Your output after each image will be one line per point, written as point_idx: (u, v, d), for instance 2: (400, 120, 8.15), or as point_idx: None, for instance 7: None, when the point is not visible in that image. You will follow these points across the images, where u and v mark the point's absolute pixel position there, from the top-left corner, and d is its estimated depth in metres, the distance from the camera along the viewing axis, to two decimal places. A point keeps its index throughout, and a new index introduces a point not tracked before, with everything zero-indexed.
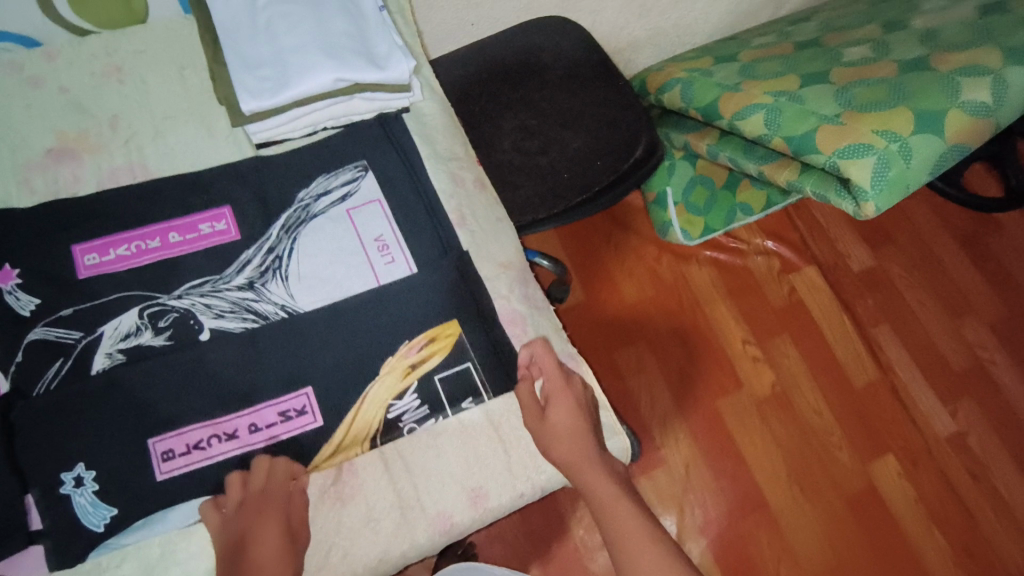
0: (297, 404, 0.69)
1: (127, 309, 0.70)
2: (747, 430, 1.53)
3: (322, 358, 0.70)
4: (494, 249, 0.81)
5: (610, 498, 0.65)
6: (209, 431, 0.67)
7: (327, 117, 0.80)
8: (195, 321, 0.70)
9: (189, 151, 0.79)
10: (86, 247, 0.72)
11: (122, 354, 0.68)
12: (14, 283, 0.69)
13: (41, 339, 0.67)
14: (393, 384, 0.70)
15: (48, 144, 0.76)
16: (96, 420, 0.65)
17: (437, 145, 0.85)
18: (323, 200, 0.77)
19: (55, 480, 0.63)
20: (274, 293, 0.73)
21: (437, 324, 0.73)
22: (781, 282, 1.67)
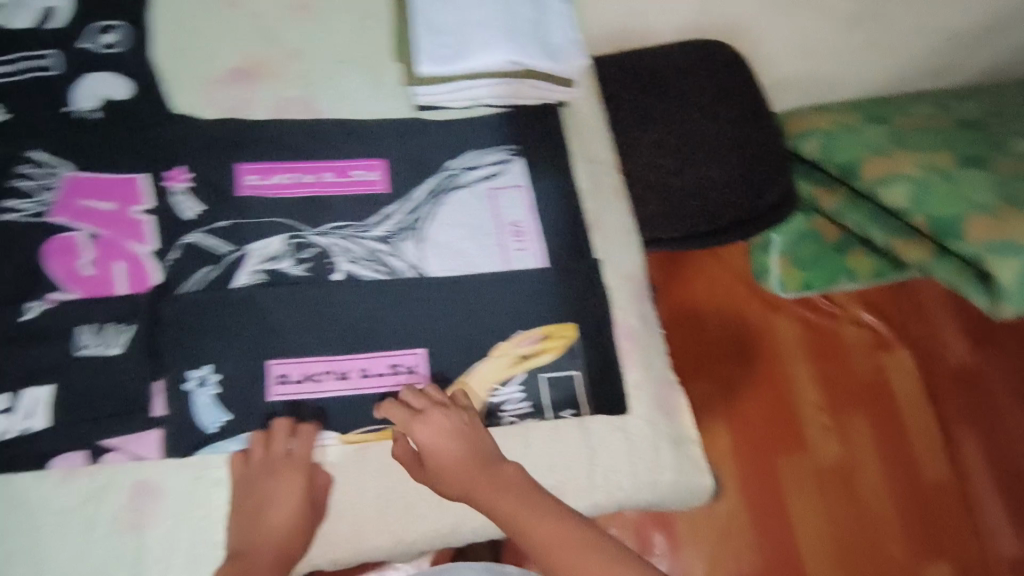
0: (408, 361, 0.72)
1: (273, 235, 0.74)
2: (801, 497, 1.45)
3: (438, 325, 0.73)
4: (619, 259, 0.80)
5: (549, 535, 0.60)
6: (323, 367, 0.70)
7: (489, 97, 0.81)
8: (331, 260, 0.74)
9: (354, 96, 0.81)
10: (250, 167, 0.76)
11: (262, 275, 0.72)
12: (184, 185, 0.74)
13: (197, 244, 0.72)
14: (501, 366, 0.73)
15: (234, 64, 0.80)
16: (230, 327, 0.69)
17: (588, 146, 0.85)
18: (471, 174, 0.80)
19: (182, 374, 0.67)
20: (407, 252, 0.75)
21: (553, 323, 0.75)
22: (870, 357, 1.58)
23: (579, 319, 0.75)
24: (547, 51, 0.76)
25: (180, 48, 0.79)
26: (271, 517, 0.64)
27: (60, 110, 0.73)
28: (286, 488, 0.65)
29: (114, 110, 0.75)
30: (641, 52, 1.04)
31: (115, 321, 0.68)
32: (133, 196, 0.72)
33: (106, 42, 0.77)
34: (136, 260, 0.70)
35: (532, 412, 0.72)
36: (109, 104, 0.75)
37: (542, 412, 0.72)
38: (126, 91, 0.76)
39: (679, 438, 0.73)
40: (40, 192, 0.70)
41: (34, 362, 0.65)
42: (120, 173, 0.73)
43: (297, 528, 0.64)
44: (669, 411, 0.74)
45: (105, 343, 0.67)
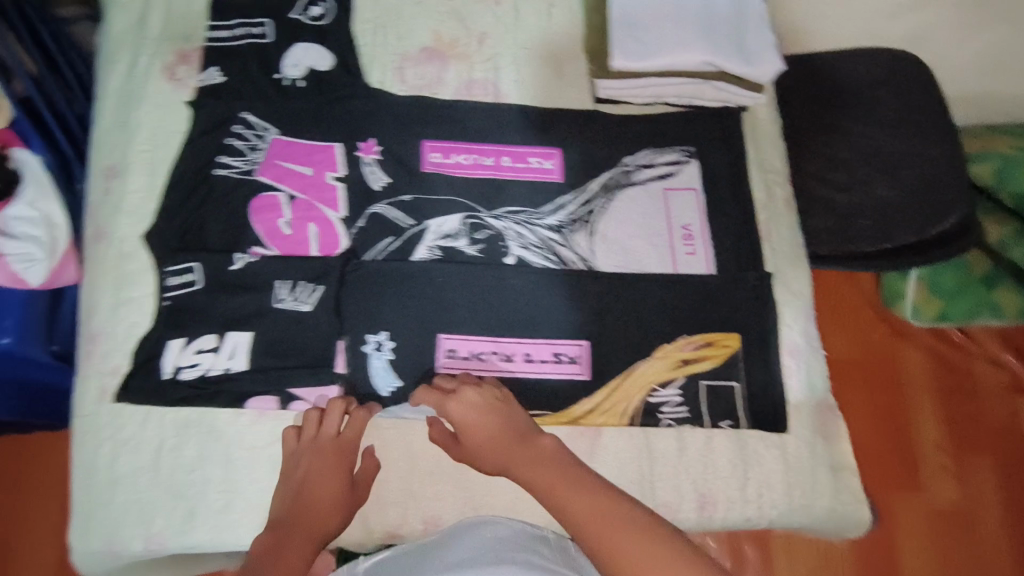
0: (571, 352, 0.73)
1: (451, 213, 0.76)
2: (916, 552, 1.16)
3: (603, 319, 0.74)
4: (789, 274, 0.77)
5: (584, 509, 0.58)
6: (490, 347, 0.73)
7: (674, 95, 0.78)
8: (504, 244, 0.75)
9: (538, 83, 0.81)
10: (435, 145, 0.78)
11: (439, 251, 0.75)
12: (374, 157, 0.77)
13: (382, 215, 0.75)
14: (661, 368, 0.72)
15: (426, 43, 0.82)
16: (408, 299, 0.73)
17: (766, 155, 0.83)
18: (645, 172, 0.79)
19: (363, 337, 0.72)
20: (578, 244, 0.76)
21: (717, 331, 0.74)
22: (1009, 400, 1.25)
23: (745, 332, 0.74)
24: (746, 56, 0.73)
25: (378, 23, 0.82)
26: (315, 493, 0.65)
27: (270, 77, 0.78)
28: (333, 468, 0.66)
29: (316, 80, 0.78)
30: (808, 63, 1.02)
31: (307, 281, 0.72)
32: (330, 163, 0.76)
33: (313, 14, 0.81)
34: (327, 225, 0.74)
35: (689, 418, 0.72)
36: (312, 74, 0.79)
37: (700, 418, 0.72)
38: (328, 63, 0.79)
39: (837, 466, 0.72)
40: (249, 152, 0.75)
41: (234, 311, 0.70)
42: (319, 140, 0.77)
43: (336, 508, 0.66)
44: (830, 437, 0.72)
45: (298, 300, 0.72)
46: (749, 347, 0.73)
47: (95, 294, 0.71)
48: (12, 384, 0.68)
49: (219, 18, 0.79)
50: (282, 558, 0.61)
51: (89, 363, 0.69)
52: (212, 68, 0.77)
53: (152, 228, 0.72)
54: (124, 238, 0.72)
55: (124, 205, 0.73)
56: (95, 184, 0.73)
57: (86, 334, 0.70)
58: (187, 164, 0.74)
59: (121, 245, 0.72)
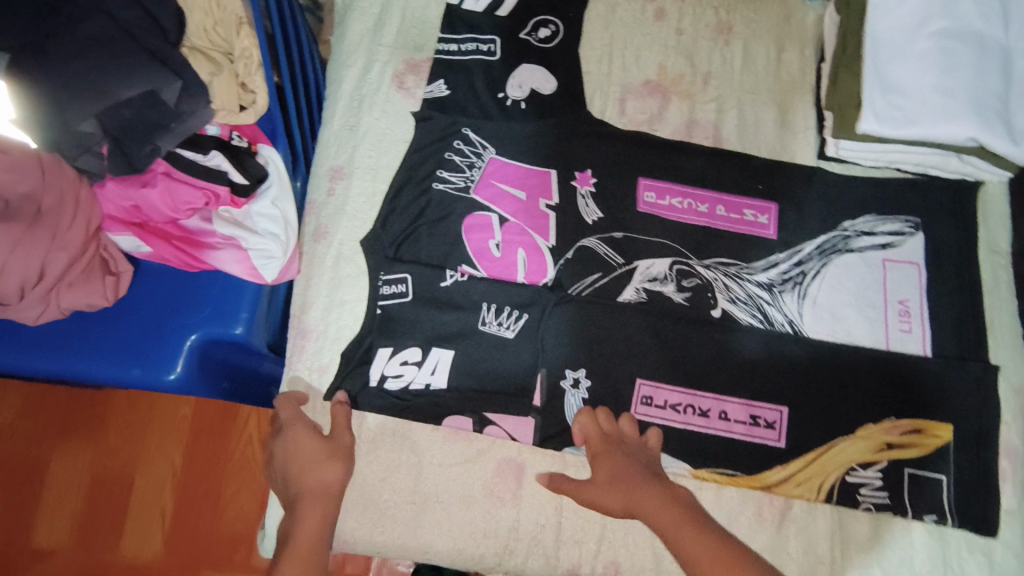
0: (770, 416, 0.70)
1: (661, 256, 0.74)
2: None
3: (808, 388, 0.70)
4: (1012, 368, 0.72)
5: (700, 545, 0.53)
6: (686, 399, 0.70)
7: (912, 162, 0.75)
8: (712, 296, 0.73)
9: (761, 131, 0.79)
10: (650, 184, 0.76)
11: (644, 294, 0.73)
12: (588, 189, 0.75)
13: (591, 249, 0.74)
14: (862, 449, 0.69)
15: (649, 76, 0.81)
16: (607, 338, 0.71)
17: (996, 234, 0.77)
18: (865, 240, 0.75)
19: (561, 371, 0.71)
20: (786, 305, 0.73)
21: (928, 419, 0.69)
22: None
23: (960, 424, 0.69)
24: (1012, 133, 0.68)
25: (604, 52, 0.81)
26: (296, 467, 0.62)
27: (495, 95, 0.78)
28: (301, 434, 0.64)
29: (538, 102, 0.78)
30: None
31: (513, 307, 0.72)
32: (544, 190, 0.75)
33: (542, 36, 0.81)
34: (536, 251, 0.74)
35: (890, 505, 0.68)
36: (536, 97, 0.78)
37: (903, 507, 0.68)
38: (551, 86, 0.79)
39: None
40: (467, 169, 0.76)
41: (442, 327, 0.71)
42: (535, 165, 0.76)
43: (329, 462, 0.62)
44: None
45: (502, 326, 0.71)
46: (964, 441, 0.69)
47: (308, 292, 0.73)
48: (229, 362, 0.72)
49: (451, 31, 0.80)
50: (298, 534, 0.56)
51: (299, 359, 0.72)
52: (438, 82, 0.79)
53: (371, 236, 0.74)
54: (343, 241, 0.74)
55: (346, 207, 0.75)
56: (319, 184, 0.76)
57: (298, 329, 0.72)
58: (407, 174, 0.75)
59: (340, 246, 0.74)
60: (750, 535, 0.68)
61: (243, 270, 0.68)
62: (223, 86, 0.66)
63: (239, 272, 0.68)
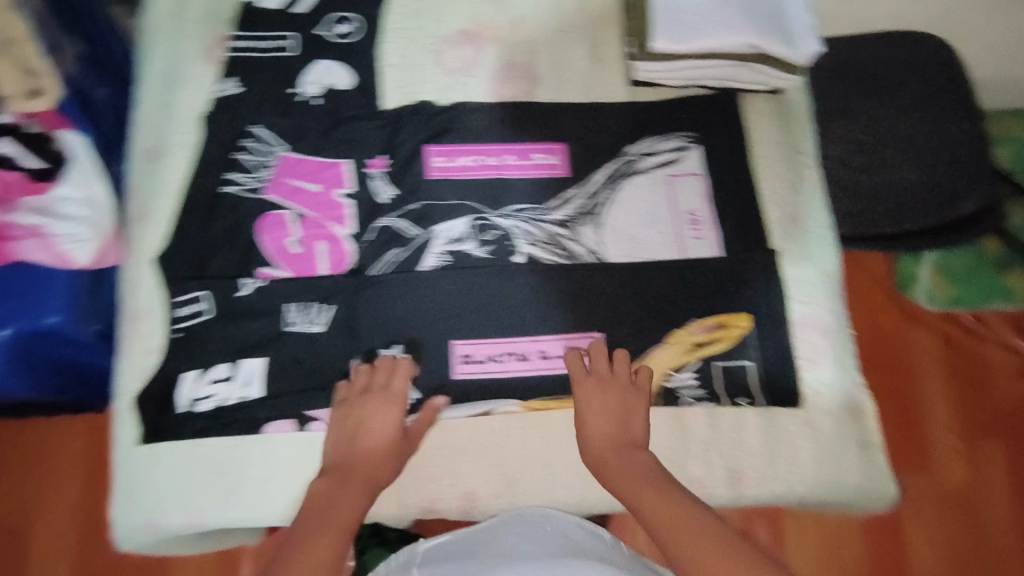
0: (584, 345, 0.74)
1: (458, 217, 0.77)
2: (919, 520, 1.16)
3: (615, 307, 0.75)
4: (819, 254, 0.79)
5: (663, 509, 0.55)
6: (501, 349, 0.74)
7: (711, 77, 0.80)
8: (512, 244, 0.76)
9: (574, 66, 0.82)
10: (437, 149, 0.78)
11: (448, 256, 0.76)
12: (382, 171, 0.77)
13: (389, 228, 0.76)
14: (675, 355, 0.73)
15: (464, 26, 0.83)
16: (424, 293, 0.74)
17: (795, 138, 0.84)
18: (648, 160, 0.80)
19: (376, 352, 0.73)
20: (585, 236, 0.77)
21: (729, 312, 0.75)
22: (1017, 383, 1.23)
23: (767, 306, 0.76)
24: (789, 40, 0.74)
25: (417, 9, 0.83)
26: (362, 442, 0.65)
27: (286, 92, 0.78)
28: (387, 404, 0.67)
29: (335, 97, 0.78)
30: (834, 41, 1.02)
31: (314, 300, 0.73)
32: (337, 180, 0.76)
33: (340, 32, 0.80)
34: (337, 241, 0.75)
35: (708, 398, 0.74)
36: (331, 92, 0.78)
37: (717, 396, 0.74)
38: (348, 82, 0.79)
39: (863, 438, 0.74)
40: (256, 169, 0.76)
41: (278, 291, 0.72)
42: (325, 157, 0.77)
43: (386, 451, 0.65)
44: (858, 412, 0.75)
45: (310, 320, 0.72)
46: (772, 325, 0.76)
47: (135, 272, 0.72)
48: (73, 360, 0.75)
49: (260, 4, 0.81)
50: (342, 502, 0.59)
51: (131, 342, 0.71)
52: (232, 78, 0.78)
53: (183, 215, 0.73)
54: (160, 220, 0.73)
55: (164, 184, 0.74)
56: (137, 165, 0.76)
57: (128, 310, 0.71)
58: (226, 149, 0.76)
59: (159, 224, 0.73)
60: None
61: (54, 257, 0.71)
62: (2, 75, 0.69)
63: (47, 258, 0.70)
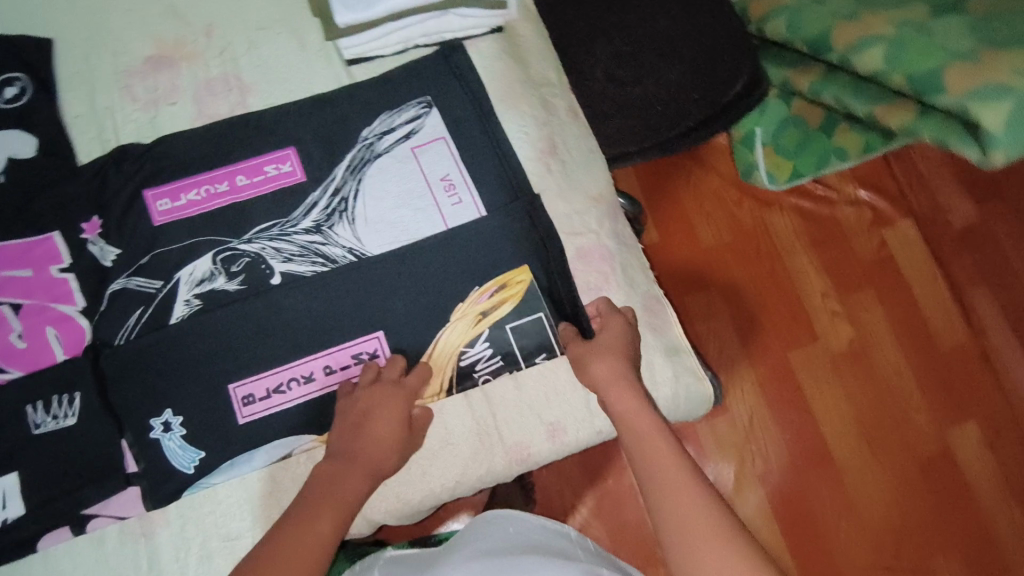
0: (369, 347, 0.67)
1: (199, 255, 0.68)
2: (819, 388, 1.17)
3: (389, 301, 0.68)
4: (585, 180, 0.77)
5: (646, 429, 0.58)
6: (281, 378, 0.66)
7: (421, 35, 0.77)
8: (266, 266, 0.68)
9: (283, 63, 0.77)
10: (158, 192, 0.70)
11: (198, 300, 0.67)
12: (98, 233, 0.69)
13: (124, 289, 0.67)
14: (463, 330, 0.69)
15: (148, 52, 0.76)
16: (173, 351, 0.66)
17: (531, 70, 0.80)
18: (387, 138, 0.73)
19: (145, 425, 0.65)
20: (341, 236, 0.69)
21: (507, 270, 0.70)
22: (872, 234, 1.24)
23: (548, 245, 0.72)
24: None
25: (87, 47, 0.75)
26: (369, 432, 0.62)
27: None
28: (394, 406, 0.64)
29: (19, 169, 0.70)
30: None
31: (61, 392, 0.66)
32: (51, 257, 0.68)
33: (8, 95, 0.72)
34: (67, 322, 0.67)
35: (506, 365, 0.70)
36: (14, 163, 0.70)
37: (515, 361, 0.70)
38: (34, 145, 0.71)
39: (672, 348, 0.72)
40: None
41: (17, 394, 0.65)
42: (28, 236, 0.68)
43: (392, 445, 0.63)
44: (659, 325, 0.73)
45: (59, 416, 0.65)
46: (552, 262, 0.72)
47: None
48: None
49: None
50: (338, 488, 0.58)
51: None
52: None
53: None
54: None
55: None
56: None
57: None
58: None
59: None
60: None
61: None
62: None
63: None
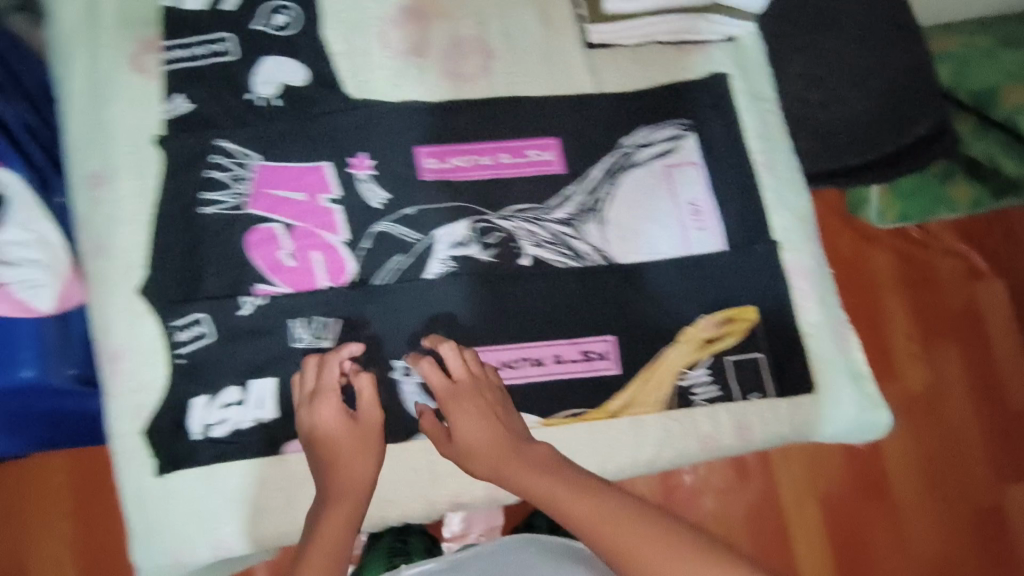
0: (598, 348, 0.74)
1: (458, 220, 0.74)
2: (916, 424, 1.08)
3: (625, 295, 0.75)
4: (793, 200, 0.81)
5: (580, 508, 0.54)
6: (517, 354, 0.73)
7: (663, 33, 0.81)
8: (517, 245, 0.75)
9: (528, 34, 0.80)
10: (428, 150, 0.75)
11: (452, 261, 0.73)
12: (369, 173, 0.74)
13: (386, 233, 0.73)
14: (686, 354, 0.74)
15: (405, 2, 0.78)
16: (422, 301, 0.72)
17: (755, 84, 0.84)
18: (645, 152, 0.79)
19: (389, 364, 0.70)
20: (590, 234, 0.76)
21: (736, 306, 0.76)
22: (966, 288, 1.14)
23: (762, 253, 0.77)
24: None
25: None
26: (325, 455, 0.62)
27: (242, 97, 0.73)
28: (323, 421, 0.63)
29: (293, 96, 0.74)
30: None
31: (320, 314, 0.70)
32: (321, 185, 0.73)
33: (278, 23, 0.75)
34: (331, 250, 0.72)
35: (721, 394, 0.74)
36: (290, 89, 0.74)
37: (730, 392, 0.74)
38: (302, 76, 0.74)
39: (858, 374, 0.77)
40: (234, 183, 0.71)
41: (272, 311, 0.69)
42: (304, 161, 0.73)
43: (363, 463, 0.62)
44: (847, 349, 0.78)
45: (317, 336, 0.70)
46: (767, 277, 0.77)
47: (103, 307, 0.67)
48: (49, 407, 0.68)
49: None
50: (324, 528, 0.58)
51: (113, 387, 0.67)
52: (179, 96, 0.72)
53: (155, 242, 0.69)
54: (125, 249, 0.68)
55: (120, 213, 0.69)
56: (80, 195, 0.68)
57: (104, 354, 0.67)
58: (177, 169, 0.70)
59: (124, 255, 0.68)
60: (607, 420, 0.73)
61: (14, 310, 0.63)
62: None
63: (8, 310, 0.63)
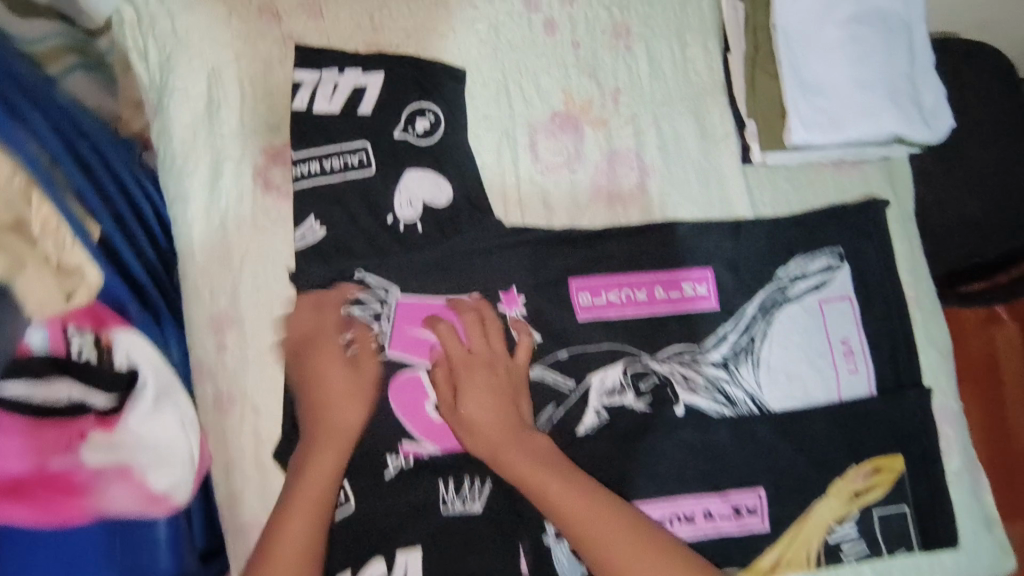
0: (749, 502, 0.70)
1: (613, 364, 0.68)
2: None
3: (778, 445, 0.72)
4: (938, 336, 0.79)
5: (528, 472, 0.59)
6: (668, 512, 0.68)
7: (829, 157, 0.75)
8: (671, 391, 0.70)
9: (684, 147, 0.73)
10: (581, 284, 0.68)
11: (606, 412, 0.68)
12: (518, 312, 0.66)
13: (540, 380, 0.66)
14: (836, 506, 0.72)
15: (557, 107, 0.70)
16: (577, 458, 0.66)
17: (908, 207, 0.79)
18: (800, 285, 0.74)
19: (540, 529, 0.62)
20: (744, 379, 0.72)
21: (883, 455, 0.74)
22: None
23: (912, 398, 0.75)
24: (924, 117, 0.68)
25: (499, 87, 0.69)
26: (318, 395, 0.59)
27: (382, 219, 0.64)
28: (324, 355, 0.60)
29: (436, 218, 0.65)
30: (942, 50, 0.86)
31: (473, 475, 0.62)
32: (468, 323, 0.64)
33: (421, 128, 0.65)
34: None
35: (870, 551, 0.72)
36: (434, 210, 0.65)
37: (879, 549, 0.72)
38: (445, 194, 0.65)
39: (993, 522, 0.77)
40: (375, 322, 0.62)
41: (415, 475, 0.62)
42: (450, 296, 0.65)
43: (360, 410, 0.60)
44: (981, 494, 0.78)
45: (467, 499, 0.62)
46: (916, 426, 0.75)
47: (235, 471, 0.59)
48: None
49: (321, 99, 0.63)
50: (298, 491, 0.56)
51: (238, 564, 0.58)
52: (311, 217, 0.62)
53: (291, 396, 0.60)
54: (255, 402, 0.60)
55: (250, 360, 0.60)
56: (201, 339, 0.60)
57: (233, 526, 0.59)
58: (309, 309, 0.61)
59: (256, 412, 0.60)
60: None
61: (149, 505, 0.54)
62: (35, 283, 0.50)
63: (141, 506, 0.53)
